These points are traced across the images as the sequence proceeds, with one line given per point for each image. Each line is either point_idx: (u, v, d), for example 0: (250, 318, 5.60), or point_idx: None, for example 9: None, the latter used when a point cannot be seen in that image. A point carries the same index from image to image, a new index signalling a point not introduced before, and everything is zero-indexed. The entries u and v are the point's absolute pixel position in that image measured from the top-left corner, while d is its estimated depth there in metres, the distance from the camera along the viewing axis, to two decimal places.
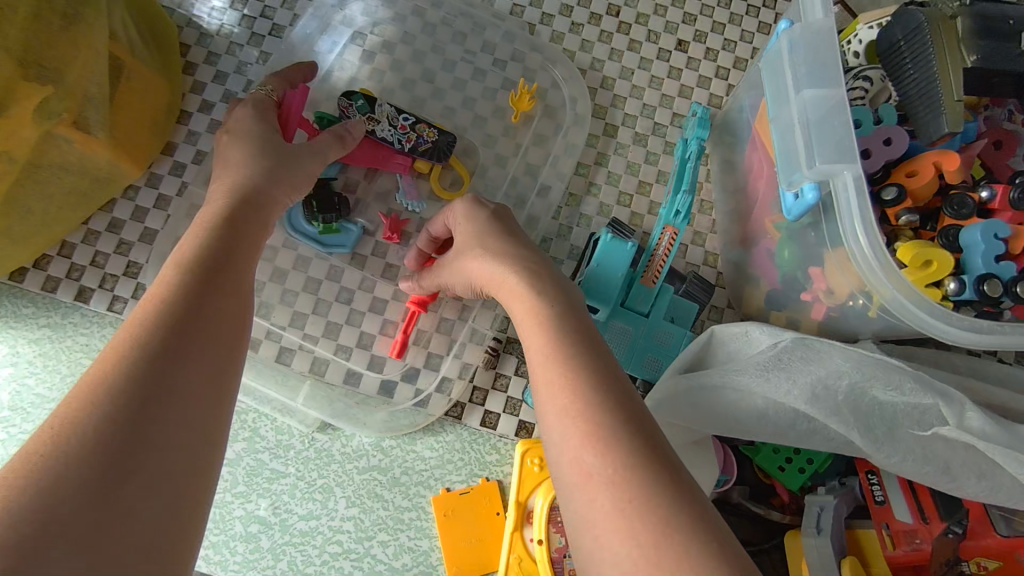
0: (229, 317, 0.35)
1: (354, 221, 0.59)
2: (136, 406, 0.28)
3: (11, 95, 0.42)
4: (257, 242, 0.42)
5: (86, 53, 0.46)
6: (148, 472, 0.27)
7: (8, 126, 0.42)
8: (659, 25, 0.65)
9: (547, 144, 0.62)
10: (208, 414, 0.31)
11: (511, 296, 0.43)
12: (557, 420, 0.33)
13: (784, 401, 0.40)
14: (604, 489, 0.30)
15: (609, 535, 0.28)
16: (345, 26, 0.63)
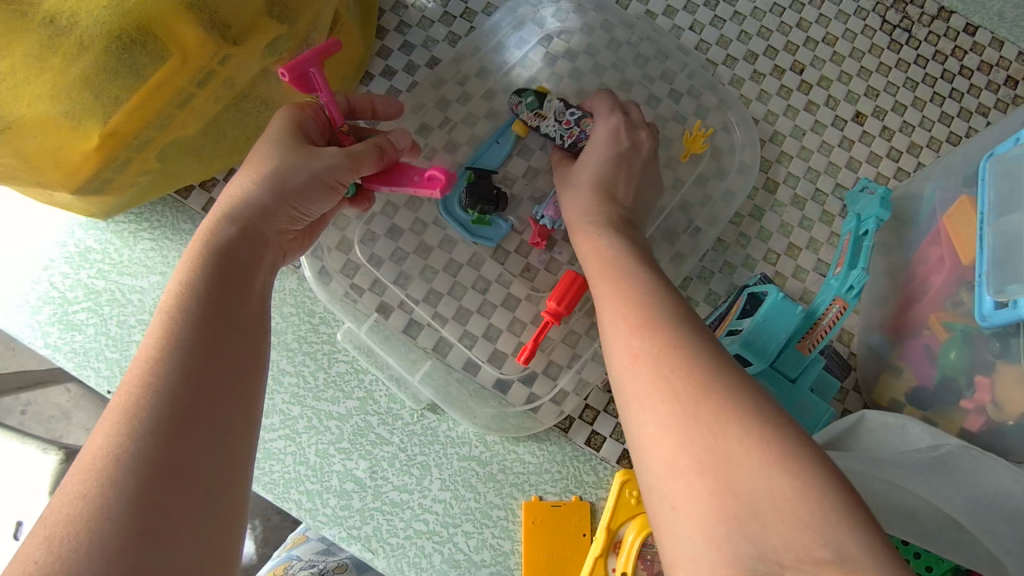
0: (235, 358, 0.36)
1: (504, 218, 0.60)
2: (156, 473, 0.30)
3: (253, 29, 0.43)
4: (263, 248, 0.42)
5: None
6: (191, 524, 0.30)
7: (240, 55, 0.44)
8: (840, 92, 0.65)
9: (707, 185, 0.62)
10: (228, 457, 0.33)
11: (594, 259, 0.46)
12: (625, 352, 0.36)
13: (937, 501, 0.40)
14: (664, 401, 0.32)
15: (678, 461, 0.30)
16: (537, 25, 0.64)
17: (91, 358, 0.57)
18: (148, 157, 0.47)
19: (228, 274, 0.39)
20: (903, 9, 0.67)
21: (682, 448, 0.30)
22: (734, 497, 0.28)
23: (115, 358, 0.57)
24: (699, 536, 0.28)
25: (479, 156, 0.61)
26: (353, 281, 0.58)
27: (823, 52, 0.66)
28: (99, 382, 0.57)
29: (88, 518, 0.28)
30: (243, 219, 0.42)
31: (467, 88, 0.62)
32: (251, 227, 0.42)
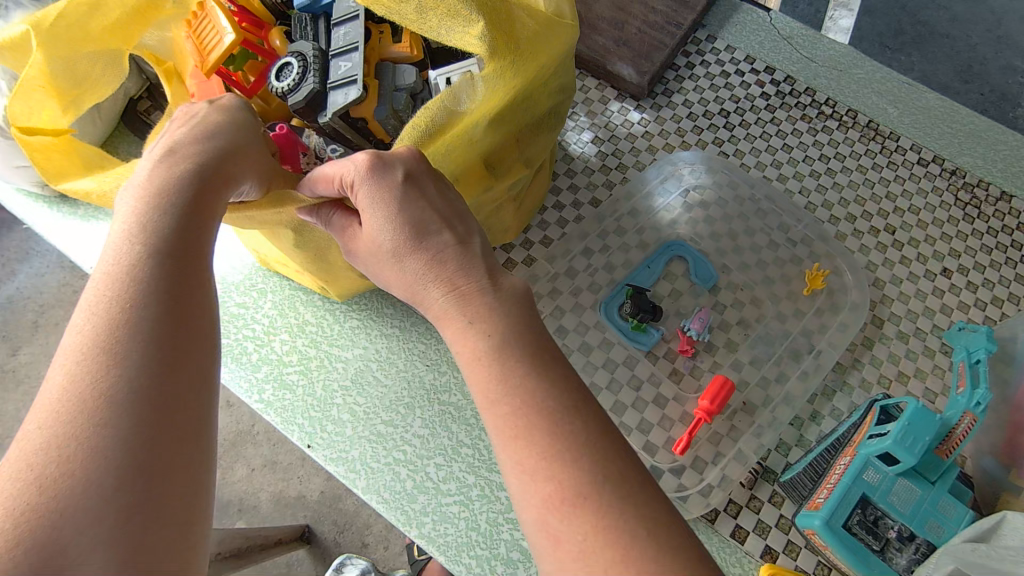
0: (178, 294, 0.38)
1: (656, 327, 0.71)
2: (135, 439, 0.32)
3: (510, 167, 0.62)
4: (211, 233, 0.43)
5: (538, 153, 0.65)
6: (166, 487, 0.32)
7: (504, 177, 0.62)
8: (928, 251, 0.79)
9: (823, 316, 0.73)
10: (169, 425, 0.34)
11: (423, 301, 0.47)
12: (470, 349, 0.42)
13: None
14: (532, 456, 0.37)
15: (543, 491, 0.36)
16: (677, 181, 0.81)
17: (290, 409, 0.65)
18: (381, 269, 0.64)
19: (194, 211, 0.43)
20: (970, 191, 0.83)
21: (548, 504, 0.36)
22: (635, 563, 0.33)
23: (310, 414, 0.65)
24: (560, 550, 0.35)
25: (634, 276, 0.74)
26: None
27: (910, 219, 0.81)
28: (290, 430, 0.64)
29: (80, 502, 0.30)
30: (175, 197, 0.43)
31: (622, 223, 0.77)
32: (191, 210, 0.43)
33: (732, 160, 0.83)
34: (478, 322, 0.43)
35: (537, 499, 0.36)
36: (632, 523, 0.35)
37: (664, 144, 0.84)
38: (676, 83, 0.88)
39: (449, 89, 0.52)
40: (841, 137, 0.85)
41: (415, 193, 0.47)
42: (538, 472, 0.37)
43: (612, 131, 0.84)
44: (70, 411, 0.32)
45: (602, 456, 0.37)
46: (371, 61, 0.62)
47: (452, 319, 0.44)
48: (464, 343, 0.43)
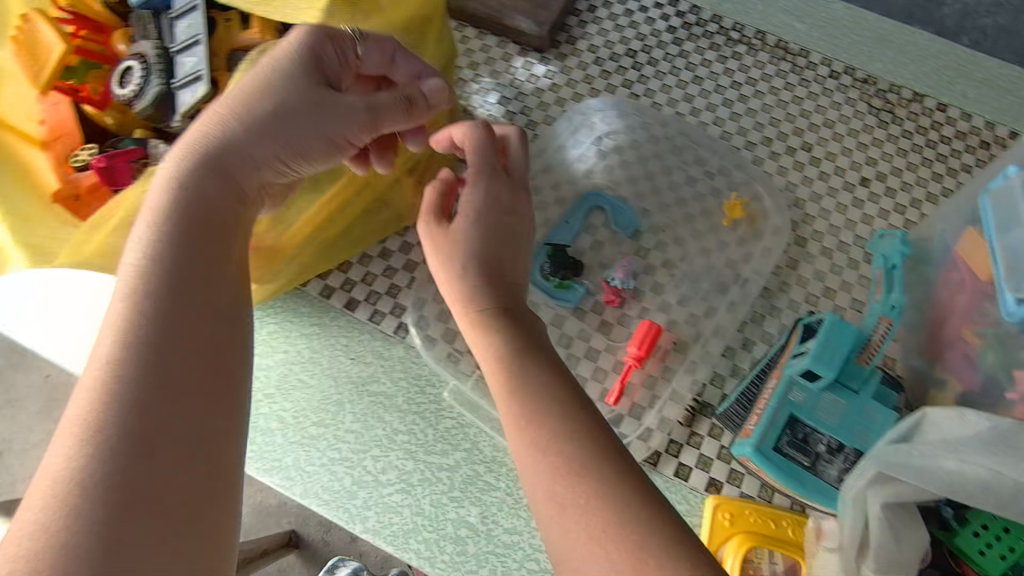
0: (187, 303, 0.39)
1: (581, 281, 0.70)
2: (127, 420, 0.34)
3: (397, 148, 0.58)
4: (225, 265, 0.43)
5: (429, 127, 0.60)
6: (147, 475, 0.33)
7: (389, 165, 0.58)
8: (845, 163, 0.78)
9: (747, 244, 0.72)
10: (218, 423, 0.37)
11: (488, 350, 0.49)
12: (535, 384, 0.45)
13: (1007, 474, 0.46)
14: (551, 482, 0.39)
15: (569, 518, 0.37)
16: (590, 130, 0.78)
17: None
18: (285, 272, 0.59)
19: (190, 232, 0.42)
20: (883, 97, 0.82)
21: (571, 528, 0.37)
22: (613, 539, 0.36)
23: None
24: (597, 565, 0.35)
25: (555, 233, 0.72)
26: (454, 345, 0.67)
27: (826, 134, 0.80)
28: None
29: (81, 495, 0.31)
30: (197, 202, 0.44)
31: (537, 181, 0.75)
32: (202, 211, 0.44)
33: (642, 100, 0.81)
34: (534, 369, 0.46)
35: (555, 503, 0.38)
36: (653, 529, 0.36)
37: (573, 95, 0.80)
38: (580, 29, 0.85)
39: (280, 43, 0.50)
40: (751, 61, 0.84)
41: (506, 243, 0.55)
42: (553, 494, 0.38)
43: (518, 88, 0.81)
44: (118, 415, 0.34)
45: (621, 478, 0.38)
46: (221, 53, 0.60)
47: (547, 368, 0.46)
48: (506, 391, 0.45)
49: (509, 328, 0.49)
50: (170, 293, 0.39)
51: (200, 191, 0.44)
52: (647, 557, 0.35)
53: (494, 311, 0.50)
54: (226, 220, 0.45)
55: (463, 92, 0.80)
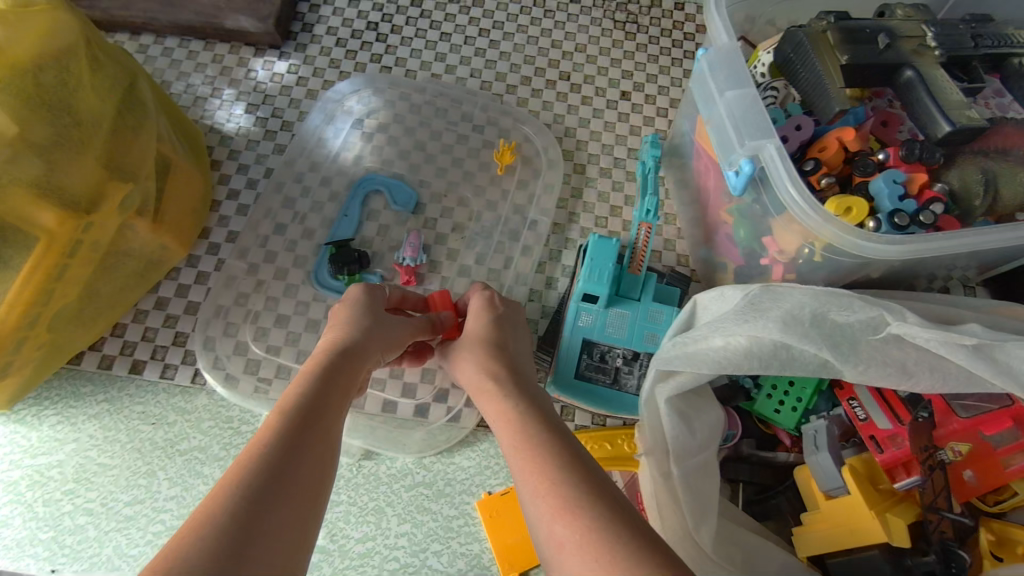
0: (316, 417, 0.42)
1: (373, 271, 0.67)
2: (266, 485, 0.35)
3: (103, 194, 0.51)
4: (345, 406, 0.46)
5: (141, 166, 0.55)
6: (260, 541, 0.32)
7: (101, 218, 0.51)
8: (604, 83, 0.79)
9: (529, 186, 0.72)
10: (316, 507, 0.37)
11: (484, 395, 0.49)
12: (497, 410, 0.46)
13: (761, 335, 0.48)
14: (546, 493, 0.37)
15: (559, 528, 0.35)
16: (347, 114, 0.74)
17: (16, 544, 0.57)
18: (22, 360, 0.52)
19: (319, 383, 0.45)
20: (625, 10, 0.83)
21: (564, 533, 0.34)
22: (608, 557, 0.32)
23: (41, 537, 0.58)
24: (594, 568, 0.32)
25: (336, 230, 0.69)
26: (260, 376, 0.63)
27: (580, 59, 0.80)
28: (24, 564, 0.57)
29: (218, 520, 0.32)
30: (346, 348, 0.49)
31: (305, 183, 0.70)
32: (348, 363, 0.48)
33: (394, 72, 0.77)
34: (530, 394, 0.48)
35: (556, 542, 0.34)
36: (621, 528, 0.34)
37: (322, 83, 0.76)
38: (314, 14, 0.79)
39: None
40: (495, 4, 0.82)
41: (506, 329, 0.56)
42: (542, 504, 0.36)
43: (263, 91, 0.75)
44: (263, 476, 0.36)
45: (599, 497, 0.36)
46: None
47: (508, 403, 0.47)
48: (501, 416, 0.45)
49: (529, 398, 0.47)
50: (310, 401, 0.43)
51: (342, 350, 0.49)
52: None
53: (490, 347, 0.53)
54: (360, 359, 0.50)
55: (202, 111, 0.74)
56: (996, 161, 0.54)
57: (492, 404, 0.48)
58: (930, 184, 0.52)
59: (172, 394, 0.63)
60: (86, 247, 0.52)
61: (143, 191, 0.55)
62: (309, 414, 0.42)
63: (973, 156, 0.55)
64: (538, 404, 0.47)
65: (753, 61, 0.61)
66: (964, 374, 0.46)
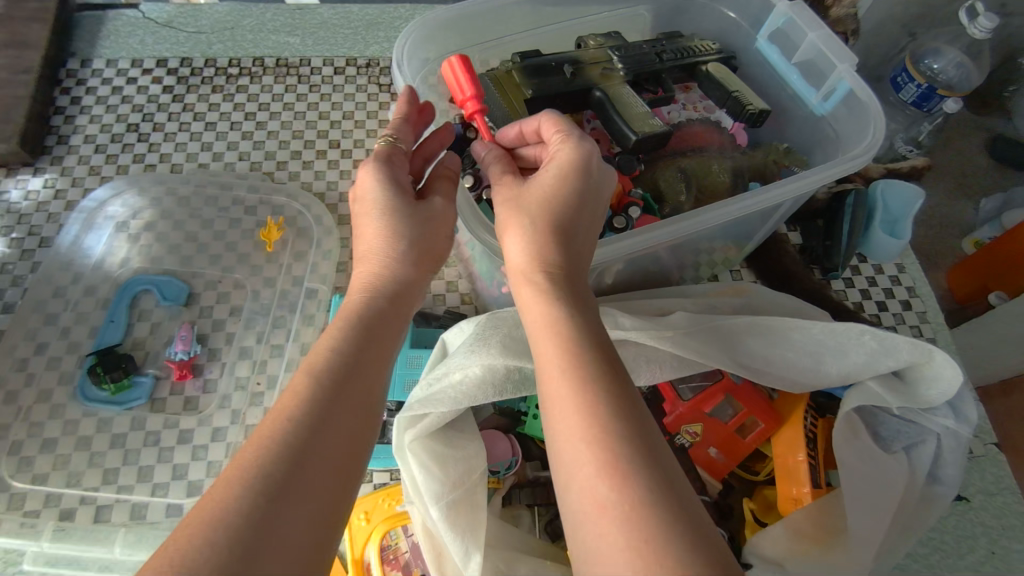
0: (349, 390, 0.39)
1: (145, 373, 0.65)
2: (286, 472, 0.33)
3: None
4: (370, 381, 0.40)
5: None
6: (275, 548, 0.30)
7: None
8: (374, 145, 0.80)
9: (307, 255, 0.72)
10: (344, 489, 0.35)
11: (525, 303, 0.41)
12: (537, 309, 0.40)
13: (490, 360, 0.50)
14: (593, 421, 0.33)
15: (592, 484, 0.31)
16: (109, 219, 0.72)
17: None
18: None
19: (355, 353, 0.41)
20: (390, 72, 0.85)
21: (591, 489, 0.31)
22: (639, 537, 0.28)
23: None
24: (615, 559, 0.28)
25: (101, 337, 0.66)
26: (24, 510, 0.59)
27: (348, 125, 0.81)
28: None
29: (217, 537, 0.29)
30: (370, 316, 0.44)
31: (67, 297, 0.68)
32: (369, 331, 0.43)
33: (159, 169, 0.77)
34: (566, 267, 0.42)
35: (591, 503, 0.31)
36: (613, 498, 0.30)
37: (82, 192, 0.74)
38: (70, 125, 0.78)
39: None
40: (258, 88, 0.83)
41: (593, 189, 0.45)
42: (576, 440, 0.33)
43: (16, 211, 0.72)
44: (261, 496, 0.31)
45: (633, 432, 0.32)
46: None
47: (571, 281, 0.42)
48: (528, 288, 0.41)
49: (575, 300, 0.40)
50: (325, 404, 0.37)
51: (366, 314, 0.44)
52: (664, 546, 0.28)
53: (567, 209, 0.44)
54: (384, 325, 0.44)
55: None
56: (690, 159, 0.59)
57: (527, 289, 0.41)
58: (629, 190, 0.56)
59: None
60: None
61: None
62: (342, 373, 0.39)
63: (671, 159, 0.60)
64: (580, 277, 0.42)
65: None
66: (676, 359, 0.48)
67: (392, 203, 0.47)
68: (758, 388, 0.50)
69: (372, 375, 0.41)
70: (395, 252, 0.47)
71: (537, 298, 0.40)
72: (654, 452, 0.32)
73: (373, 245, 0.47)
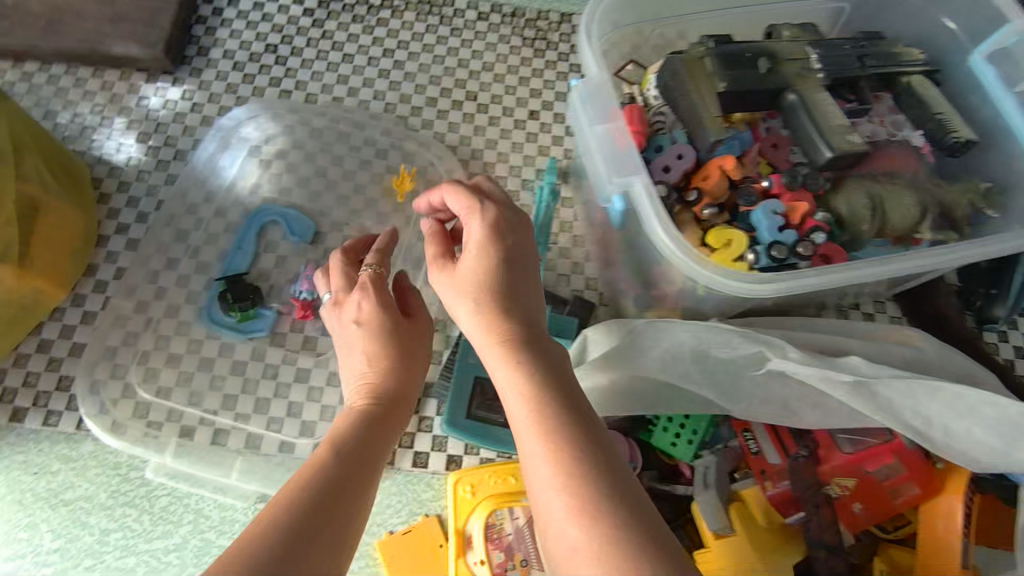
0: (357, 465, 0.40)
1: (268, 306, 0.65)
2: (299, 522, 0.34)
3: None
4: (373, 467, 0.42)
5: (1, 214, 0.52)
6: None
7: None
8: (511, 103, 0.77)
9: None
10: (342, 550, 0.36)
11: (492, 355, 0.42)
12: (538, 360, 0.40)
13: (643, 372, 0.48)
14: (577, 473, 0.34)
15: (570, 532, 0.32)
16: (242, 141, 0.71)
17: None
18: None
19: (362, 438, 0.42)
20: (534, 27, 0.81)
21: (582, 533, 0.31)
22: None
23: None
24: None
25: (229, 263, 0.66)
26: (150, 419, 0.60)
27: (487, 78, 0.78)
28: None
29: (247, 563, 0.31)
30: (373, 416, 0.45)
31: (199, 215, 0.68)
32: (365, 420, 0.44)
33: (294, 96, 0.74)
34: (537, 345, 0.42)
35: (565, 546, 0.32)
36: (606, 541, 0.31)
37: (218, 109, 0.73)
38: (209, 36, 0.76)
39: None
40: (398, 24, 0.79)
41: (520, 268, 0.45)
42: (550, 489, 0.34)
43: (155, 119, 0.72)
44: (277, 548, 0.32)
45: (618, 485, 0.33)
46: None
47: (499, 359, 0.41)
48: (500, 350, 0.41)
49: (539, 365, 0.40)
50: (326, 488, 0.37)
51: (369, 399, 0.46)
52: (643, 573, 0.29)
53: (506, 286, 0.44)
54: (391, 419, 0.46)
55: (90, 141, 0.70)
56: (880, 185, 0.54)
57: (497, 357, 0.41)
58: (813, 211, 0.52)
59: (57, 442, 0.59)
60: None
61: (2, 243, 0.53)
62: (348, 457, 0.40)
63: (860, 180, 0.54)
64: (544, 354, 0.41)
65: (640, 81, 0.60)
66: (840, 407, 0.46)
67: (384, 317, 0.49)
68: (924, 452, 0.48)
69: (373, 458, 0.42)
70: (387, 365, 0.47)
71: (501, 363, 0.41)
72: (642, 509, 0.33)
73: (354, 316, 0.49)
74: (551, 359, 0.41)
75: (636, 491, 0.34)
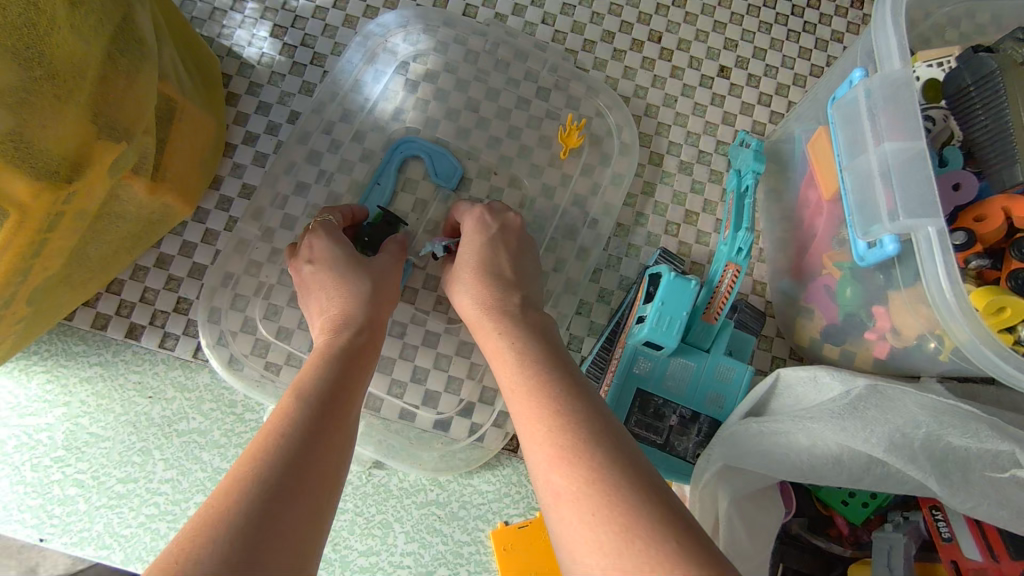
0: (332, 403, 0.39)
1: (403, 257, 0.59)
2: (285, 463, 0.34)
3: (91, 157, 0.42)
4: (350, 411, 0.40)
5: (145, 121, 0.45)
6: (280, 526, 0.30)
7: (86, 186, 0.42)
8: (700, 52, 0.64)
9: (594, 173, 0.62)
10: (332, 488, 0.35)
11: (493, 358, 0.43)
12: (516, 363, 0.41)
13: (858, 448, 0.40)
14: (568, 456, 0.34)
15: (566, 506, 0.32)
16: (390, 55, 0.61)
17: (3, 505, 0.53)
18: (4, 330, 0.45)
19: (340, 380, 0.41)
20: None
21: (579, 511, 0.31)
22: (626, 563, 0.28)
23: (27, 503, 0.54)
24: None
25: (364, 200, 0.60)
26: (269, 358, 0.57)
27: (676, 14, 0.64)
28: (11, 525, 0.53)
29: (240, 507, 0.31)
30: (343, 351, 0.44)
31: (335, 137, 0.59)
32: (345, 362, 0.43)
33: (451, 6, 0.63)
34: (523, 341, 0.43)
35: (551, 493, 0.33)
36: (609, 520, 0.30)
37: (364, 9, 0.63)
38: None
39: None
40: None
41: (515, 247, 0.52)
42: (549, 472, 0.34)
43: (292, 11, 0.62)
44: (280, 467, 0.33)
45: (611, 462, 0.33)
46: None
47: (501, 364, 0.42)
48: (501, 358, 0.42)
49: (535, 362, 0.41)
50: (305, 431, 0.36)
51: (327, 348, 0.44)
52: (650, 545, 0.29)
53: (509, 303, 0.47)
54: (362, 360, 0.44)
55: (221, 29, 0.61)
56: None
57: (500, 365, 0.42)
58: None
59: (172, 367, 0.57)
60: (80, 215, 0.44)
61: (143, 154, 0.47)
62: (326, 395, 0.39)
63: None
64: (531, 348, 0.42)
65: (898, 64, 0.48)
66: None
67: (333, 260, 0.50)
68: None
69: (351, 400, 0.41)
70: (350, 319, 0.47)
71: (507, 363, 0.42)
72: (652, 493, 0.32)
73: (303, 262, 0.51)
74: (548, 355, 0.42)
75: (643, 471, 0.33)
